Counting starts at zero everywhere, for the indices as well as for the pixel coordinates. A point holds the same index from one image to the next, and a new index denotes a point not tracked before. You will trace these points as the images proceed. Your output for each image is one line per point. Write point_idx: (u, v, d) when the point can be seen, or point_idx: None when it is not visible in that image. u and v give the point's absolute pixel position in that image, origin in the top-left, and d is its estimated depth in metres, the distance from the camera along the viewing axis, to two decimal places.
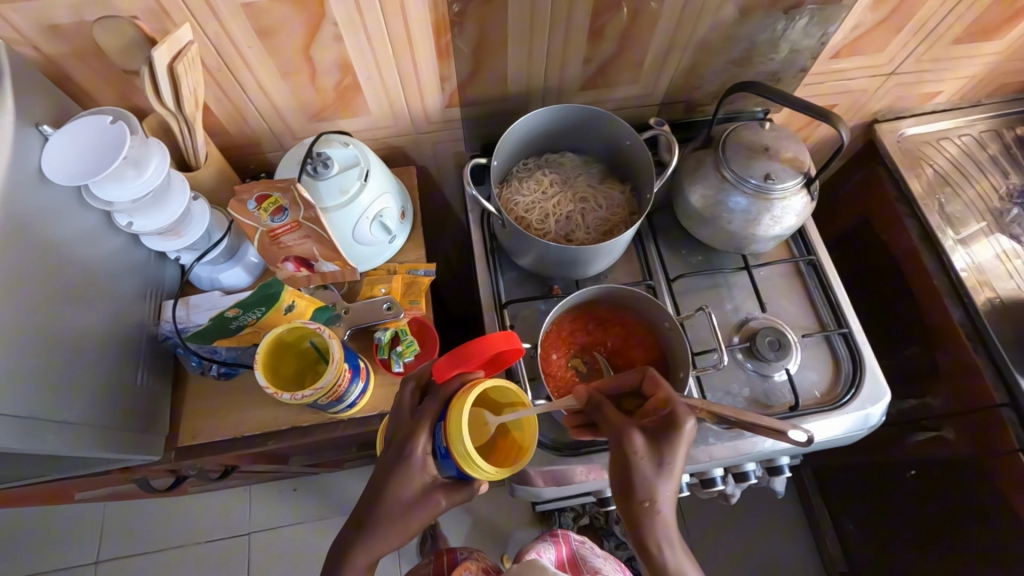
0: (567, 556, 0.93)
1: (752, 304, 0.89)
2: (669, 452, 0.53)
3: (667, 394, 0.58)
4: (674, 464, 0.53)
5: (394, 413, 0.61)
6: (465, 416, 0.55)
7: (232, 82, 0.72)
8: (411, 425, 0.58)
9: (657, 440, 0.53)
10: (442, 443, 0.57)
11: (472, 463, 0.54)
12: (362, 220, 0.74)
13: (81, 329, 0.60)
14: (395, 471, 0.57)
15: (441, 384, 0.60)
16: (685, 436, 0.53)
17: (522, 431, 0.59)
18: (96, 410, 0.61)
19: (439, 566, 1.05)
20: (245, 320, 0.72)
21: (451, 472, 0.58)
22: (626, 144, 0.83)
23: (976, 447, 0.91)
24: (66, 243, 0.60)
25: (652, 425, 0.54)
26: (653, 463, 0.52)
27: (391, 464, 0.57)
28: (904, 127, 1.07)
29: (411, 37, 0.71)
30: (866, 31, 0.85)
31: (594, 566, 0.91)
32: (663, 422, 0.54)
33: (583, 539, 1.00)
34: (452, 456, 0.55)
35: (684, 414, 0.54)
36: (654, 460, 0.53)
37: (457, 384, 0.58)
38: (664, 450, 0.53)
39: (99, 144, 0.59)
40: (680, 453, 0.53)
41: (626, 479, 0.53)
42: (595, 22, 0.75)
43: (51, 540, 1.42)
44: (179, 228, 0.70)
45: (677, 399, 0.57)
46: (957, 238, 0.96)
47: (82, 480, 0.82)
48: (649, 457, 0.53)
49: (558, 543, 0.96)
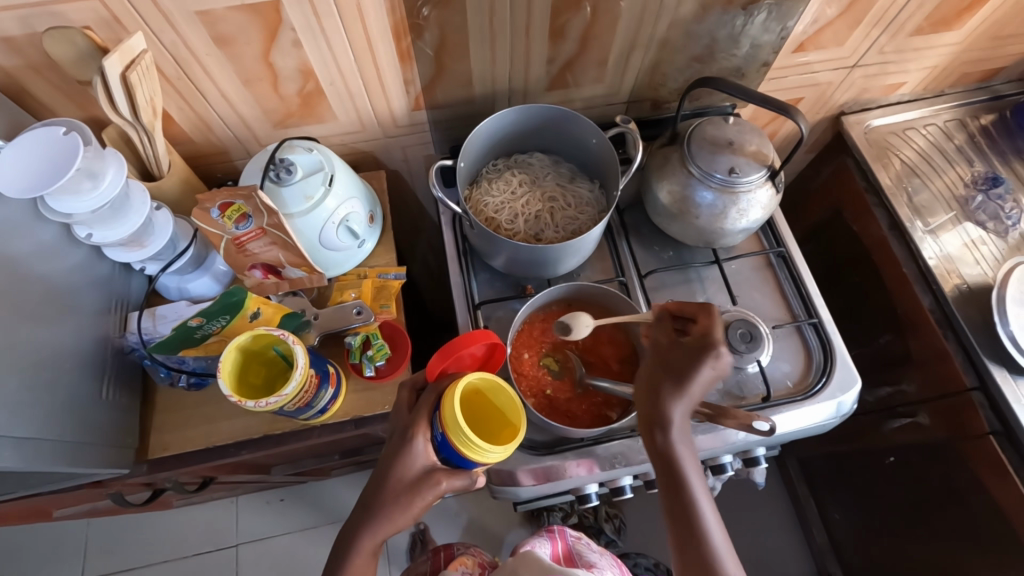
0: (563, 551, 0.92)
1: (723, 297, 0.90)
2: (691, 370, 0.63)
3: (708, 323, 0.65)
4: (695, 381, 0.63)
5: (393, 413, 0.65)
6: (461, 410, 0.56)
7: (193, 91, 0.71)
8: (411, 419, 0.63)
9: (688, 357, 0.64)
10: (440, 432, 0.60)
11: (474, 448, 0.56)
12: (328, 226, 0.73)
13: (43, 344, 0.59)
14: (399, 457, 0.62)
15: (436, 382, 0.64)
16: (706, 360, 0.62)
17: (513, 418, 0.61)
18: (62, 426, 0.60)
19: (435, 565, 1.04)
20: (211, 329, 0.71)
21: (452, 460, 0.61)
22: (593, 142, 0.83)
23: (950, 431, 0.93)
24: (22, 257, 0.59)
25: (686, 348, 0.64)
26: (670, 370, 0.64)
27: (395, 452, 0.63)
28: (870, 118, 1.08)
29: (371, 42, 0.71)
30: (826, 25, 0.87)
31: (590, 560, 0.91)
32: (696, 344, 0.64)
33: (579, 535, 0.99)
34: (453, 445, 0.58)
35: (713, 340, 0.62)
36: (674, 369, 0.64)
37: (450, 381, 0.63)
38: (686, 363, 0.63)
39: (52, 155, 0.58)
40: (698, 369, 0.63)
41: (650, 385, 0.65)
42: (555, 23, 0.75)
43: (35, 561, 1.40)
44: (142, 239, 0.70)
45: (713, 329, 0.64)
46: (927, 228, 0.97)
47: (55, 496, 0.81)
48: (675, 368, 0.64)
49: (554, 539, 0.94)
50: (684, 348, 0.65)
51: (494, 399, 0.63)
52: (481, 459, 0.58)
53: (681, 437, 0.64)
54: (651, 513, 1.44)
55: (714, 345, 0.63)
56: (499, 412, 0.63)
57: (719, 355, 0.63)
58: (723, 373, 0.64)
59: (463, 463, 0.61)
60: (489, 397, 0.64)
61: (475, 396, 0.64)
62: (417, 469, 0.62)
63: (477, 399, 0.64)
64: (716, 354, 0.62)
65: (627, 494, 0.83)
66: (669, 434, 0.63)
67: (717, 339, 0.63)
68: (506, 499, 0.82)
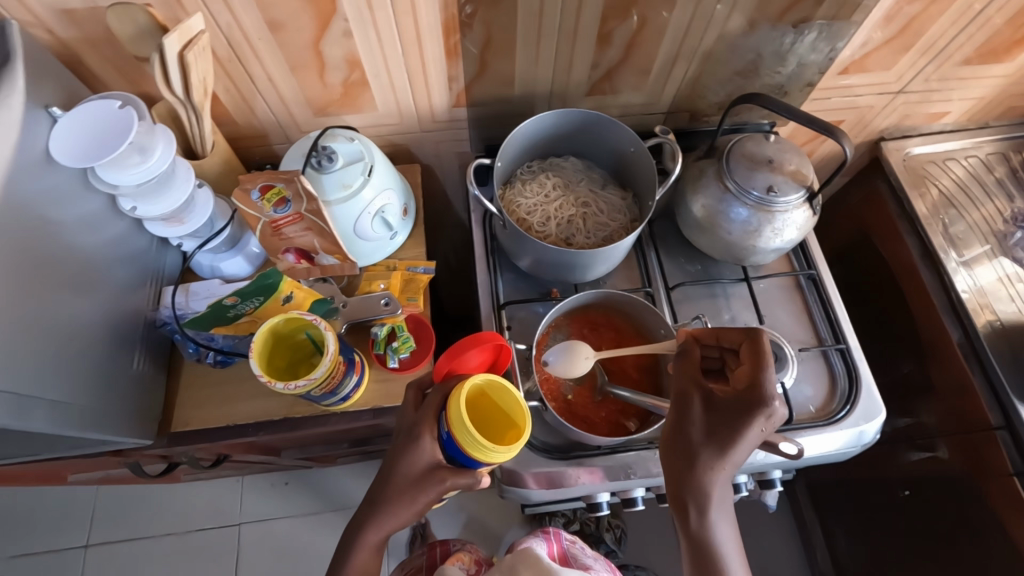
0: (559, 553, 0.91)
1: (749, 315, 0.89)
2: (737, 432, 0.60)
3: (755, 368, 0.63)
4: (740, 442, 0.60)
5: (399, 411, 0.66)
6: (465, 410, 0.57)
7: (242, 73, 0.73)
8: (417, 418, 0.64)
9: (732, 415, 0.61)
10: (446, 431, 0.60)
11: (480, 449, 0.57)
12: (363, 215, 0.74)
13: (81, 309, 0.60)
14: (406, 452, 0.63)
15: (443, 382, 0.65)
16: (756, 420, 0.60)
17: (518, 420, 0.61)
18: (93, 392, 0.61)
19: (430, 561, 1.03)
20: (243, 309, 0.72)
21: (458, 459, 0.61)
22: (630, 151, 0.83)
23: (970, 467, 0.91)
24: (69, 224, 0.60)
25: (733, 401, 0.61)
26: (709, 431, 0.61)
27: (400, 449, 0.63)
28: (910, 145, 1.07)
29: (420, 36, 0.72)
30: (874, 48, 0.86)
31: (586, 563, 0.90)
32: (743, 400, 0.61)
33: (574, 538, 0.98)
34: (459, 445, 0.59)
35: (765, 399, 0.59)
36: (713, 429, 0.61)
37: (456, 381, 0.64)
38: (730, 423, 0.60)
39: (105, 127, 0.59)
40: (745, 429, 0.60)
41: (685, 444, 0.61)
42: (603, 28, 0.75)
43: (43, 524, 1.42)
44: (182, 216, 0.70)
45: (764, 382, 0.61)
46: (960, 259, 0.96)
47: (75, 462, 0.82)
48: (716, 428, 0.61)
49: (549, 540, 0.94)
50: (725, 401, 0.62)
51: (500, 401, 0.63)
52: (487, 459, 0.58)
53: (716, 498, 0.61)
54: (653, 527, 1.43)
55: (765, 400, 0.60)
56: (506, 415, 0.63)
57: (772, 412, 0.60)
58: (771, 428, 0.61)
59: (468, 463, 0.61)
60: (494, 398, 0.63)
61: (480, 399, 0.64)
62: (422, 466, 0.63)
63: (484, 402, 0.64)
64: (768, 412, 0.60)
65: (638, 506, 0.83)
66: (705, 499, 0.60)
67: (770, 395, 0.60)
68: (513, 500, 0.82)
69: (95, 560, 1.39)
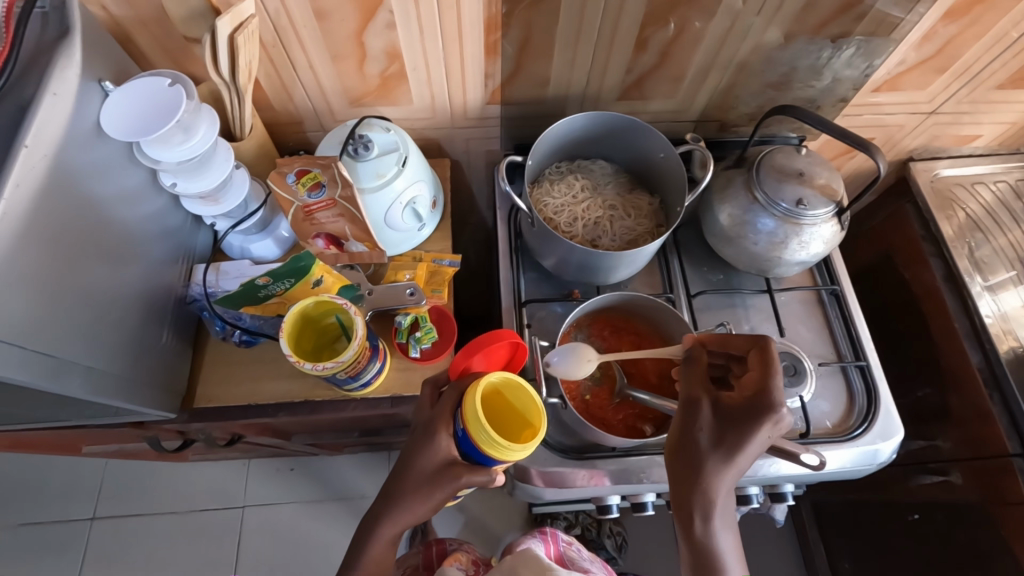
0: (556, 555, 0.91)
1: (770, 327, 0.89)
2: (745, 438, 0.59)
3: (763, 375, 0.62)
4: (745, 448, 0.60)
5: (415, 410, 0.66)
6: (481, 406, 0.58)
7: (284, 60, 0.74)
8: (435, 414, 0.64)
9: (741, 421, 0.60)
10: (462, 427, 0.61)
11: (496, 446, 0.57)
12: (394, 206, 0.75)
13: (119, 279, 0.61)
14: (420, 449, 0.63)
15: (459, 379, 0.66)
16: (764, 426, 0.60)
17: (533, 419, 0.61)
18: (124, 361, 0.62)
19: (427, 560, 1.01)
20: (274, 291, 0.71)
21: (472, 455, 0.61)
22: (660, 156, 0.84)
23: (984, 494, 0.91)
24: (113, 196, 0.61)
25: (739, 406, 0.61)
26: (716, 437, 0.61)
27: (418, 443, 0.64)
28: (939, 167, 1.06)
29: (461, 32, 0.73)
30: (909, 68, 0.86)
31: (583, 565, 0.90)
32: (751, 407, 0.60)
33: (568, 538, 0.98)
34: (474, 442, 0.59)
35: (773, 407, 0.59)
36: (721, 434, 0.61)
37: (473, 376, 0.64)
38: (737, 429, 0.60)
39: (154, 103, 0.60)
40: (753, 435, 0.59)
41: (693, 450, 0.61)
42: (642, 34, 0.76)
43: (50, 494, 1.44)
44: (218, 195, 0.72)
45: (770, 387, 0.61)
46: (985, 284, 0.95)
47: (95, 432, 0.84)
48: (724, 435, 0.60)
49: (546, 541, 0.93)
50: (733, 407, 0.62)
51: (513, 399, 0.63)
52: (503, 457, 0.58)
53: (721, 502, 0.61)
54: (654, 536, 1.42)
55: (772, 406, 0.60)
56: (519, 413, 0.63)
57: (778, 418, 0.60)
58: (778, 434, 0.62)
59: (483, 460, 0.61)
60: (504, 394, 0.63)
61: (496, 397, 0.65)
62: (441, 455, 0.63)
63: (499, 400, 0.64)
64: (775, 417, 0.60)
65: (647, 511, 0.83)
66: (706, 506, 0.60)
67: (777, 402, 0.60)
68: (522, 498, 0.83)
69: (100, 533, 1.40)
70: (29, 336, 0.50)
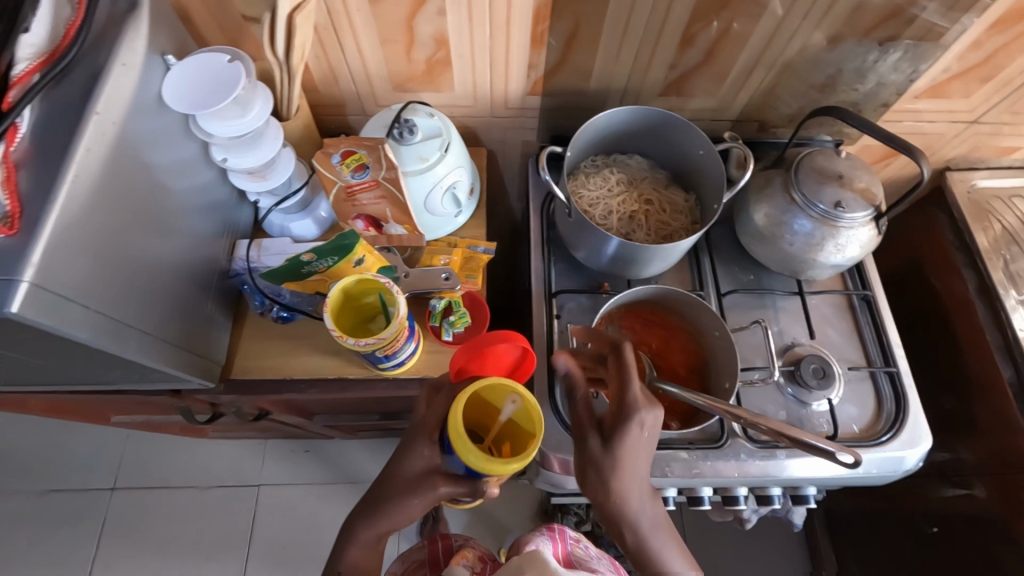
0: (563, 555, 0.90)
1: (799, 329, 0.89)
2: (628, 450, 0.59)
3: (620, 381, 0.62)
4: (627, 448, 0.59)
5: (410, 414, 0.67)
6: (462, 430, 0.57)
7: (335, 42, 0.75)
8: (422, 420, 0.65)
9: (616, 435, 0.60)
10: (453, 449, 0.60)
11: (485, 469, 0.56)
12: (435, 190, 0.76)
13: (170, 249, 0.63)
14: (405, 454, 0.64)
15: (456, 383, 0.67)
16: (638, 429, 0.59)
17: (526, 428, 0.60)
18: (171, 328, 0.64)
19: (433, 556, 0.96)
20: (317, 267, 0.71)
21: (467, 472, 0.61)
22: (699, 153, 0.84)
23: (1007, 509, 0.90)
24: (167, 167, 0.62)
25: (612, 421, 0.61)
26: (604, 460, 0.60)
27: (405, 448, 0.65)
28: (975, 178, 1.05)
29: (510, 22, 0.73)
30: (955, 76, 0.85)
31: (591, 567, 0.89)
32: (619, 417, 0.60)
33: (578, 536, 0.98)
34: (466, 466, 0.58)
35: (635, 410, 0.59)
36: (608, 458, 0.59)
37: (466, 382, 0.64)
38: (619, 446, 0.59)
39: (215, 78, 0.62)
40: (634, 445, 0.59)
41: (593, 481, 0.60)
42: (689, 29, 0.76)
43: (73, 463, 1.48)
44: (265, 171, 0.73)
45: (626, 389, 0.60)
46: (1020, 297, 0.94)
47: (130, 400, 0.86)
48: (609, 456, 0.59)
49: (554, 539, 0.93)
50: (606, 422, 0.61)
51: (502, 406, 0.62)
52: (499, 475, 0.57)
53: (644, 517, 0.60)
54: None
55: (636, 407, 0.60)
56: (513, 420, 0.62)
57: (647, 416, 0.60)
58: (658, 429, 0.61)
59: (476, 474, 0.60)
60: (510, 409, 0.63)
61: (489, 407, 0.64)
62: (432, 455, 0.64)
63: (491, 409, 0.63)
64: (644, 418, 0.59)
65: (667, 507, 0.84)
66: (635, 526, 0.60)
67: (638, 401, 0.60)
68: (542, 487, 0.84)
69: (119, 503, 1.44)
70: (92, 297, 0.52)
